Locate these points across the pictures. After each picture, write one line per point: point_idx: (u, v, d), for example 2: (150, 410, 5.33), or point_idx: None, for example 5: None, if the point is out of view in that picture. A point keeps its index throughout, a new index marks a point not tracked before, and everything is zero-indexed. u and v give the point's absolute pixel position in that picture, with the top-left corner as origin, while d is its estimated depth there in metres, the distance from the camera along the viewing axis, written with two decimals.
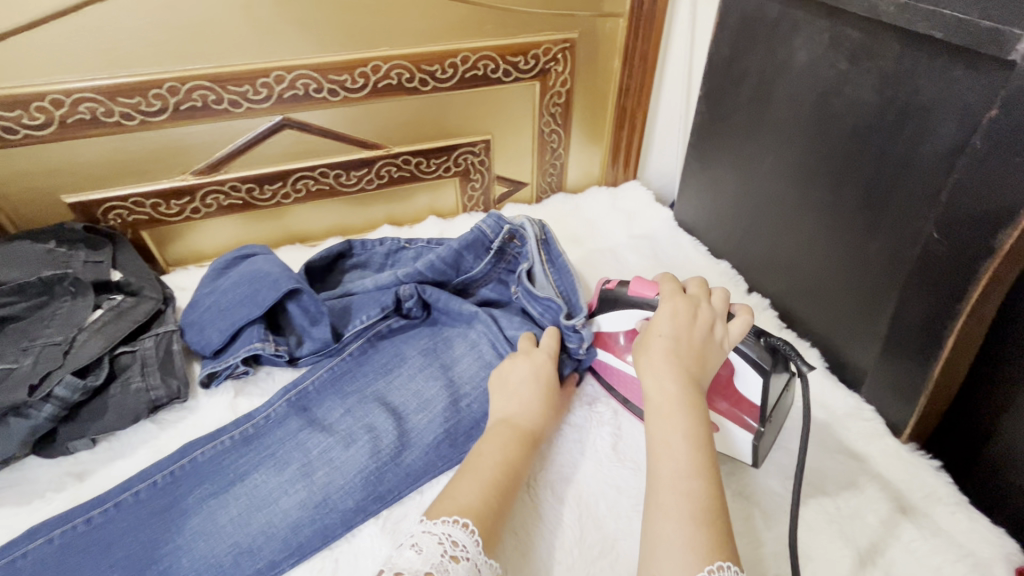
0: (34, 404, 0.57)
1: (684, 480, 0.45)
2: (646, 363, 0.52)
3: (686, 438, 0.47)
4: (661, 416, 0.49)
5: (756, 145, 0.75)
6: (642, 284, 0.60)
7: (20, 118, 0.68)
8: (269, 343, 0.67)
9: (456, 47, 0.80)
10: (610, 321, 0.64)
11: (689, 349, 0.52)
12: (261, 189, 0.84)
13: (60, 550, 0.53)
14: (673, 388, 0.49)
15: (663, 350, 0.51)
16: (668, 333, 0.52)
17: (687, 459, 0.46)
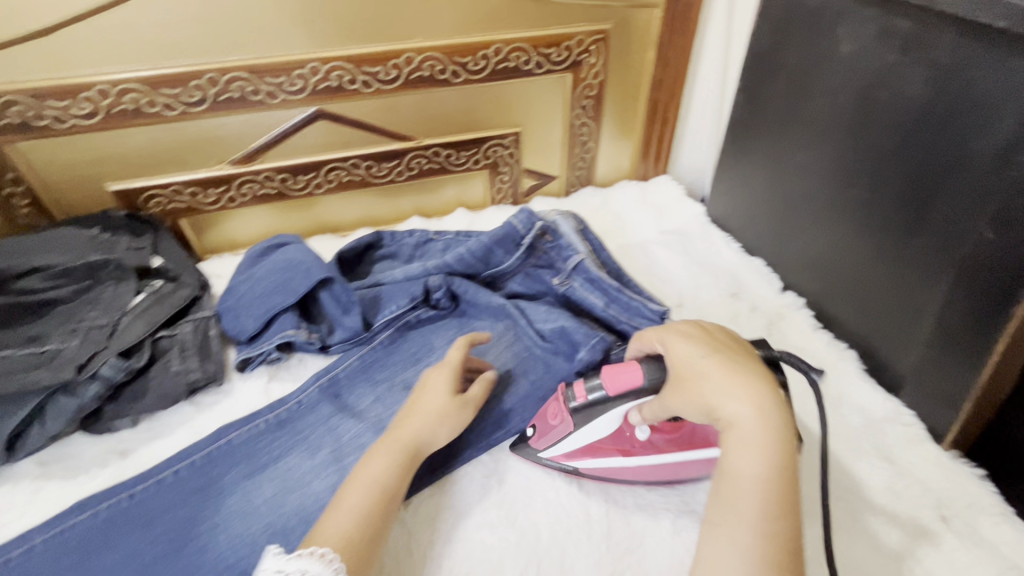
0: (81, 383, 0.60)
1: (767, 521, 0.40)
2: (709, 396, 0.45)
3: (776, 466, 0.41)
4: (751, 448, 0.42)
5: (793, 139, 0.73)
6: (614, 376, 0.51)
7: (69, 108, 0.71)
8: (302, 330, 0.69)
9: (489, 38, 0.80)
10: (598, 426, 0.54)
11: (740, 361, 0.47)
12: (295, 179, 0.86)
13: (104, 523, 0.55)
14: (752, 412, 0.43)
15: (718, 372, 0.45)
16: (706, 351, 0.47)
17: (769, 493, 0.41)
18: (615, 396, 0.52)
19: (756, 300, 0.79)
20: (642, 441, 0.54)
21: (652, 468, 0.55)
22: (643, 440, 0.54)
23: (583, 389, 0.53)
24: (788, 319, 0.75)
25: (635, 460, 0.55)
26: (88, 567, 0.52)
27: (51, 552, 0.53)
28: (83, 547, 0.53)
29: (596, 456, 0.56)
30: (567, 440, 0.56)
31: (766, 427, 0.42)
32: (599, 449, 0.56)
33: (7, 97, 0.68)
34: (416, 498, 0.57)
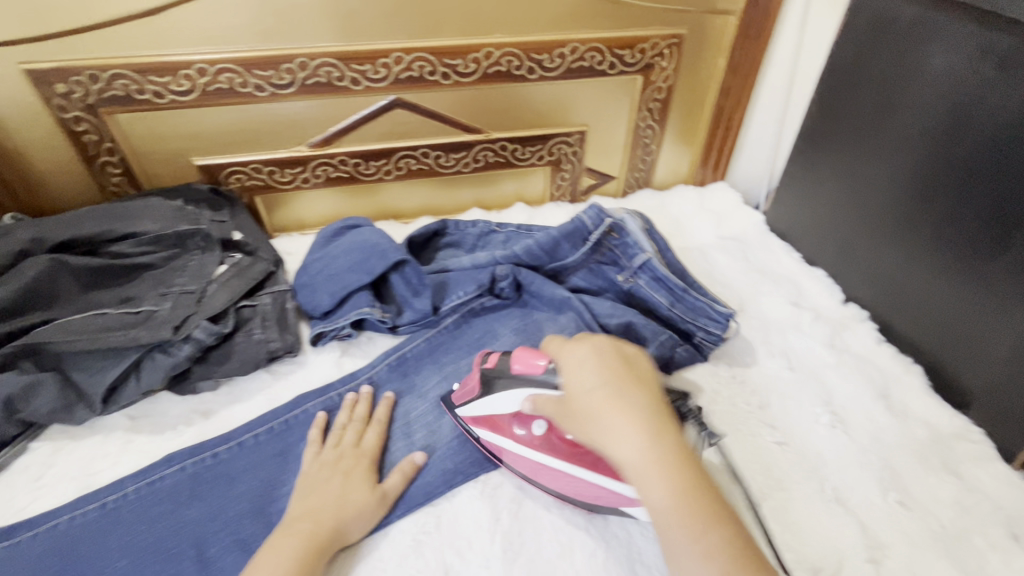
0: (176, 343, 0.63)
1: (698, 541, 0.40)
2: (603, 433, 0.45)
3: (683, 486, 0.42)
4: (647, 479, 0.42)
5: (870, 152, 0.74)
6: (524, 357, 0.56)
7: (168, 84, 0.74)
8: (376, 309, 0.71)
9: (566, 37, 0.82)
10: (497, 402, 0.58)
11: (627, 385, 0.47)
12: (366, 164, 0.88)
13: (191, 477, 0.58)
14: (644, 439, 0.43)
15: (600, 404, 0.45)
16: (595, 382, 0.47)
17: (683, 515, 0.41)
18: (517, 374, 0.57)
19: (818, 310, 0.79)
20: (537, 436, 0.56)
21: (547, 470, 0.56)
22: (539, 435, 0.56)
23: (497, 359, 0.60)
24: (851, 331, 0.76)
25: (526, 451, 0.57)
26: (177, 518, 0.55)
27: (142, 501, 0.56)
28: (172, 498, 0.56)
29: (495, 434, 0.59)
30: (471, 405, 0.60)
31: (659, 453, 0.43)
32: (499, 425, 0.58)
33: (113, 71, 0.72)
34: (489, 478, 0.59)
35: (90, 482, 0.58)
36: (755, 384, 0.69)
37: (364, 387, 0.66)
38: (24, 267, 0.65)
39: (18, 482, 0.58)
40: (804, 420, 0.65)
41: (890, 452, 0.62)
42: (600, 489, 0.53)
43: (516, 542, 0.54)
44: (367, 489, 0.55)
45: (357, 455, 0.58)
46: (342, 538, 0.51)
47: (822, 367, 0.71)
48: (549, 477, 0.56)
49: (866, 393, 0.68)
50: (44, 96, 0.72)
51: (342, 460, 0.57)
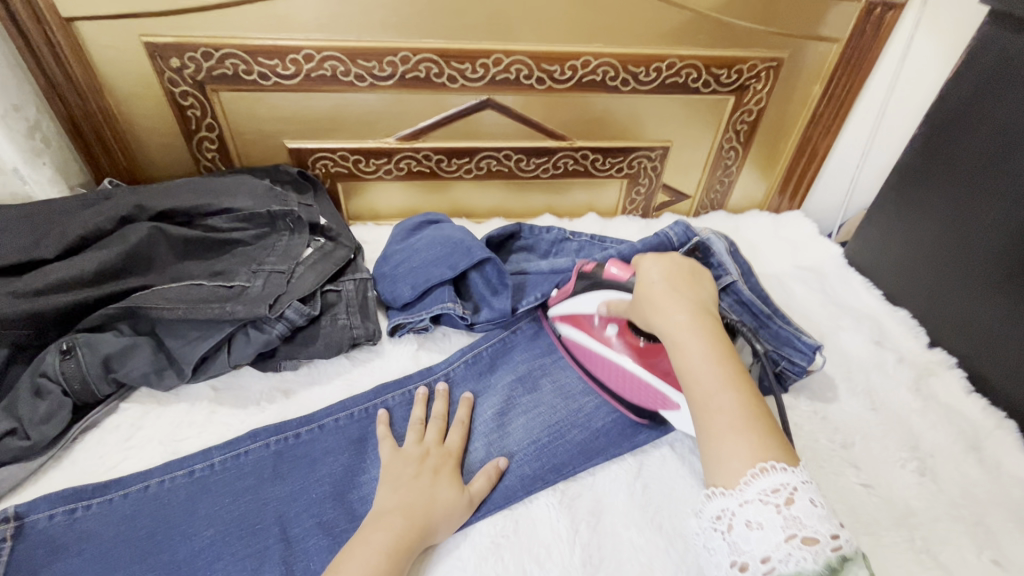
0: (269, 321, 0.64)
1: (718, 396, 0.48)
2: (652, 311, 0.56)
3: (710, 356, 0.50)
4: (686, 345, 0.52)
5: (981, 191, 0.71)
6: (617, 264, 0.64)
7: (275, 67, 0.76)
8: (458, 305, 0.71)
9: (665, 51, 0.81)
10: (586, 298, 0.67)
11: (683, 286, 0.57)
12: (449, 161, 0.90)
13: (275, 455, 0.58)
14: (685, 317, 0.53)
15: (659, 291, 0.56)
16: (659, 276, 0.58)
17: (713, 377, 0.49)
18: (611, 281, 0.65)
19: (901, 352, 0.77)
20: (613, 336, 0.64)
21: (608, 364, 0.65)
22: (611, 336, 0.64)
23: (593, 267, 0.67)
24: (938, 377, 0.73)
25: (597, 346, 0.66)
26: (262, 493, 0.56)
27: (229, 473, 0.57)
28: (257, 475, 0.57)
29: (575, 329, 0.68)
30: (562, 305, 0.70)
31: (695, 328, 0.52)
32: (581, 321, 0.68)
33: (226, 50, 0.74)
34: (567, 485, 0.59)
35: (177, 449, 0.59)
36: (838, 421, 0.67)
37: (440, 385, 0.66)
38: (128, 232, 0.67)
39: (109, 440, 0.59)
40: (889, 463, 0.63)
41: (982, 507, 0.60)
42: (645, 388, 0.62)
43: (597, 556, 0.53)
44: (455, 489, 0.55)
45: (443, 454, 0.58)
46: (429, 533, 0.51)
47: (907, 411, 0.69)
48: (612, 371, 0.65)
49: (953, 444, 0.65)
50: (158, 68, 0.75)
51: (428, 457, 0.57)
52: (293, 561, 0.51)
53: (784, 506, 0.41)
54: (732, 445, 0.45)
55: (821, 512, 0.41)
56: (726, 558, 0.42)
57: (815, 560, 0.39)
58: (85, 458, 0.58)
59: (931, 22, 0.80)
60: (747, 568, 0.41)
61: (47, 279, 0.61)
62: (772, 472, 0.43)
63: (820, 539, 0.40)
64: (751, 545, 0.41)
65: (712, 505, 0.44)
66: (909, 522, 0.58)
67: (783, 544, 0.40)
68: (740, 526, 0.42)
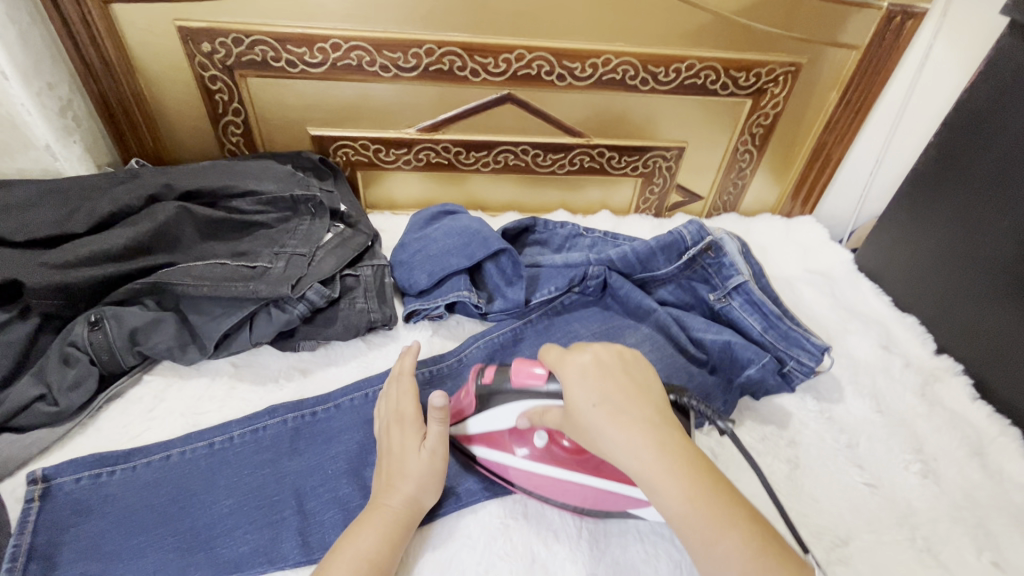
0: (291, 301, 0.66)
1: (719, 541, 0.39)
2: (605, 447, 0.44)
3: (694, 500, 0.40)
4: (657, 486, 0.41)
5: (1003, 206, 0.71)
6: (523, 368, 0.52)
7: (303, 55, 0.78)
8: (473, 294, 0.72)
9: (685, 53, 0.82)
10: (495, 418, 0.55)
11: (626, 395, 0.45)
12: (467, 154, 0.91)
13: (292, 431, 0.60)
14: (644, 446, 0.42)
15: (603, 416, 0.44)
16: (596, 395, 0.45)
17: (700, 521, 0.40)
18: (519, 387, 0.52)
19: (908, 357, 0.78)
20: (539, 446, 0.55)
21: (544, 480, 0.55)
22: (540, 447, 0.55)
23: (493, 374, 0.55)
24: (943, 384, 0.74)
25: (526, 462, 0.55)
26: (279, 467, 0.57)
27: (247, 447, 0.58)
28: (275, 449, 0.58)
29: (490, 450, 0.57)
30: (466, 424, 0.58)
31: (663, 460, 0.41)
32: (497, 440, 0.57)
33: (256, 37, 0.76)
34: None
35: (198, 421, 0.61)
36: (843, 422, 0.68)
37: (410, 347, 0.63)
38: (156, 210, 0.69)
39: (132, 410, 0.61)
40: (893, 464, 0.64)
41: (983, 511, 0.60)
42: (597, 493, 0.54)
43: (603, 540, 0.54)
44: (418, 448, 0.54)
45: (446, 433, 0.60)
46: (415, 507, 0.52)
47: (912, 415, 0.70)
48: (549, 486, 0.55)
49: (957, 448, 0.66)
50: (189, 53, 0.77)
51: (399, 423, 0.56)
52: (308, 533, 0.53)
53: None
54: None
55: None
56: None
57: None
58: (110, 426, 0.59)
59: (950, 32, 0.81)
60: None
61: (77, 252, 0.63)
62: None
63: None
64: None
65: None
66: (910, 521, 0.59)
67: None
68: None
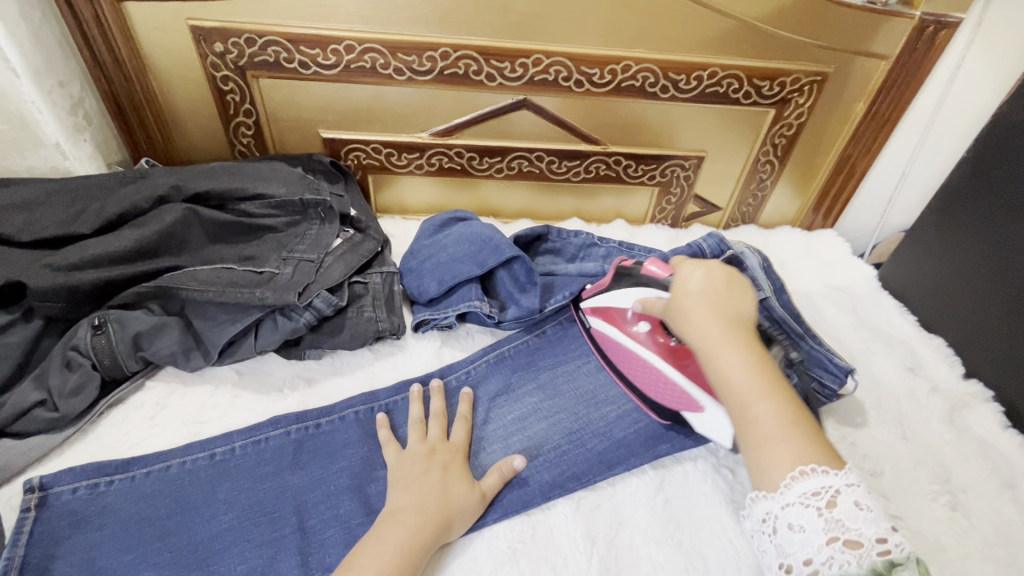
0: (297, 309, 0.64)
1: (758, 402, 0.46)
2: (685, 322, 0.51)
3: (752, 373, 0.47)
4: (723, 354, 0.48)
5: None
6: (658, 263, 0.61)
7: (317, 56, 0.76)
8: (485, 304, 0.70)
9: (707, 60, 0.80)
10: (621, 294, 0.65)
11: (721, 290, 0.52)
12: (480, 160, 0.89)
13: (295, 443, 0.58)
14: (715, 321, 0.49)
15: (695, 299, 0.51)
16: (697, 281, 0.52)
17: (751, 385, 0.46)
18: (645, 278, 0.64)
19: (935, 381, 0.75)
20: (642, 332, 0.62)
21: (633, 357, 0.64)
22: (643, 332, 0.62)
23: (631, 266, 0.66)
24: (971, 410, 0.71)
25: (627, 338, 0.64)
26: (281, 481, 0.56)
27: (249, 458, 0.57)
28: (277, 462, 0.57)
29: (604, 322, 0.67)
30: (594, 297, 0.68)
31: (728, 335, 0.48)
32: (612, 314, 0.66)
33: (269, 37, 0.74)
34: (582, 492, 0.58)
35: (199, 431, 0.59)
36: (868, 449, 0.65)
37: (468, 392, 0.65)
38: (164, 211, 0.67)
39: (133, 418, 0.60)
40: (919, 495, 0.61)
41: (1016, 549, 0.57)
42: (666, 384, 0.61)
43: (613, 568, 0.52)
44: (454, 479, 0.54)
45: (449, 449, 0.58)
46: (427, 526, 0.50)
47: (940, 443, 0.67)
48: (634, 363, 0.64)
49: (987, 480, 0.63)
50: (201, 52, 0.76)
51: (435, 453, 0.57)
52: (309, 552, 0.51)
53: (826, 510, 0.41)
54: (775, 454, 0.44)
55: (868, 515, 0.41)
56: (776, 560, 0.43)
57: (859, 564, 0.39)
58: (110, 433, 0.58)
59: (985, 43, 0.78)
60: (792, 570, 0.42)
61: (83, 254, 0.62)
62: (813, 474, 0.42)
63: (864, 542, 0.40)
64: (795, 548, 0.42)
65: (757, 507, 0.45)
66: (938, 557, 0.56)
67: (825, 546, 0.40)
68: (784, 530, 0.43)
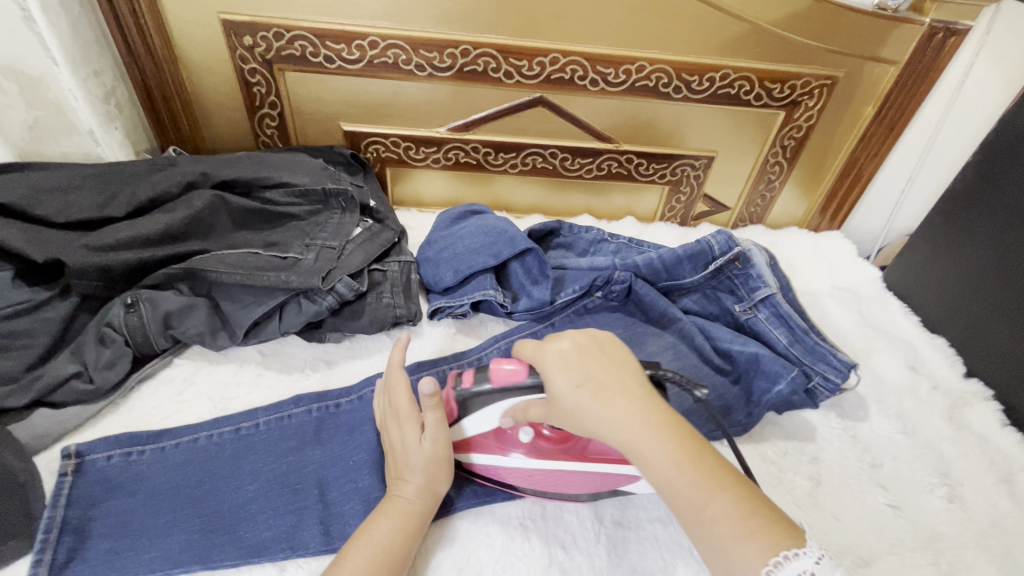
0: (320, 293, 0.67)
1: (708, 500, 0.41)
2: (588, 423, 0.44)
3: (680, 461, 0.42)
4: (644, 453, 0.42)
5: None
6: (499, 362, 0.50)
7: (341, 51, 0.79)
8: (499, 293, 0.72)
9: (720, 63, 0.82)
10: (478, 420, 0.53)
11: (606, 371, 0.45)
12: (496, 155, 0.91)
13: (316, 421, 0.61)
14: (632, 413, 0.43)
15: (584, 396, 0.44)
16: (578, 377, 0.45)
17: (689, 480, 0.41)
18: (501, 387, 0.50)
19: (936, 380, 0.77)
20: (524, 441, 0.55)
21: (532, 474, 0.55)
22: (525, 442, 0.55)
23: (472, 377, 0.52)
24: (971, 408, 0.73)
25: (516, 459, 0.55)
26: (303, 456, 0.58)
27: (272, 434, 0.59)
28: (299, 438, 0.59)
29: (474, 454, 0.56)
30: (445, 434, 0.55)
31: (650, 429, 0.43)
32: (479, 443, 0.56)
33: (296, 32, 0.77)
34: None
35: (225, 407, 0.62)
36: (868, 442, 0.67)
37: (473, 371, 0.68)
38: (193, 197, 0.70)
39: (162, 393, 0.62)
40: (917, 487, 0.63)
41: (1010, 540, 0.59)
42: (583, 477, 0.55)
43: (621, 546, 0.54)
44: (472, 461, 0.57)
45: None
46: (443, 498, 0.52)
47: (939, 438, 0.69)
48: (540, 478, 0.56)
49: (985, 474, 0.65)
50: (230, 45, 0.78)
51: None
52: (330, 522, 0.54)
53: None
54: (744, 556, 0.39)
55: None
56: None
57: None
58: (140, 406, 0.61)
59: (993, 50, 0.79)
60: None
61: (117, 236, 0.65)
62: (789, 560, 0.38)
63: None
64: None
65: None
66: (936, 544, 0.58)
67: None
68: None
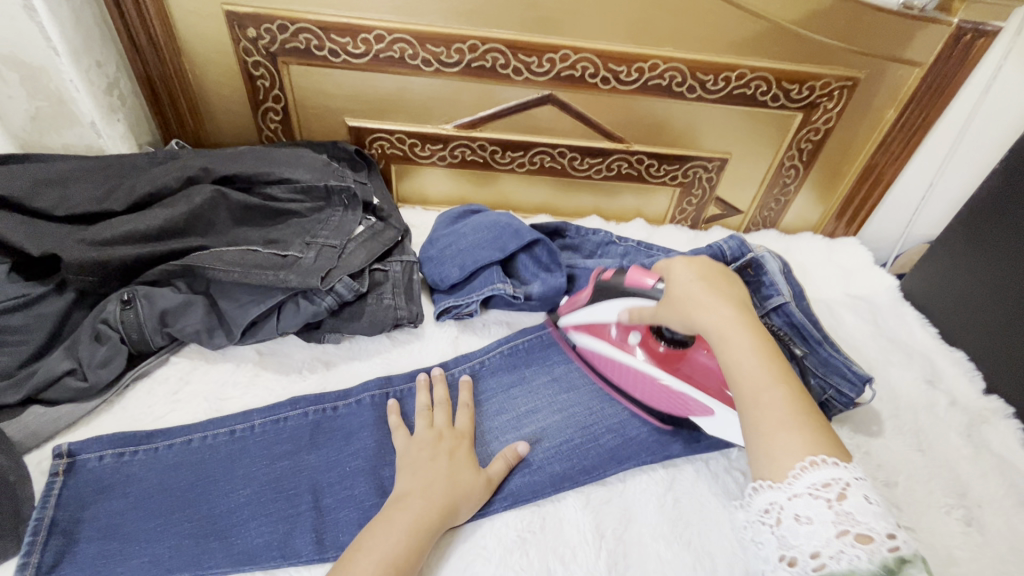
0: (319, 293, 0.66)
1: (766, 390, 0.46)
2: (690, 308, 0.53)
3: (757, 353, 0.48)
4: (731, 337, 0.50)
5: None
6: (639, 271, 0.61)
7: (346, 45, 0.77)
8: (508, 286, 0.71)
9: (736, 62, 0.79)
10: (601, 308, 0.64)
11: (719, 279, 0.55)
12: (503, 153, 0.89)
13: (313, 424, 0.60)
14: (727, 307, 0.51)
15: (696, 288, 0.54)
16: (693, 276, 0.55)
17: (760, 367, 0.48)
18: (628, 286, 0.62)
19: (954, 395, 0.74)
20: (633, 345, 0.62)
21: (627, 371, 0.63)
22: (635, 344, 0.62)
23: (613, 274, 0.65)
24: (991, 427, 0.70)
25: (619, 354, 0.63)
26: (299, 460, 0.57)
27: (268, 436, 0.58)
28: (295, 441, 0.58)
29: (590, 338, 0.67)
30: (573, 315, 0.68)
31: (739, 321, 0.50)
32: (596, 330, 0.66)
33: (301, 24, 0.75)
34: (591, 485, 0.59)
35: (221, 407, 0.60)
36: (882, 459, 0.65)
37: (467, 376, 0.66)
38: (192, 193, 0.69)
39: (157, 391, 0.61)
40: (934, 508, 0.61)
41: None
42: (666, 391, 0.61)
43: (622, 563, 0.52)
44: (469, 468, 0.55)
45: (455, 437, 0.58)
46: (439, 505, 0.51)
47: (956, 457, 0.66)
48: (633, 377, 0.63)
49: (1004, 496, 0.62)
50: (234, 37, 0.77)
51: (442, 440, 0.57)
52: (323, 530, 0.52)
53: (835, 502, 0.40)
54: (781, 442, 0.44)
55: (875, 509, 0.40)
56: (776, 552, 0.42)
57: (871, 560, 0.38)
58: (135, 405, 0.60)
59: None
60: (795, 562, 0.41)
61: (115, 230, 0.64)
62: (822, 465, 0.41)
63: (875, 537, 0.39)
64: (800, 540, 0.40)
65: (760, 498, 0.43)
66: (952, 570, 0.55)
67: (835, 539, 0.39)
68: (788, 521, 0.41)
